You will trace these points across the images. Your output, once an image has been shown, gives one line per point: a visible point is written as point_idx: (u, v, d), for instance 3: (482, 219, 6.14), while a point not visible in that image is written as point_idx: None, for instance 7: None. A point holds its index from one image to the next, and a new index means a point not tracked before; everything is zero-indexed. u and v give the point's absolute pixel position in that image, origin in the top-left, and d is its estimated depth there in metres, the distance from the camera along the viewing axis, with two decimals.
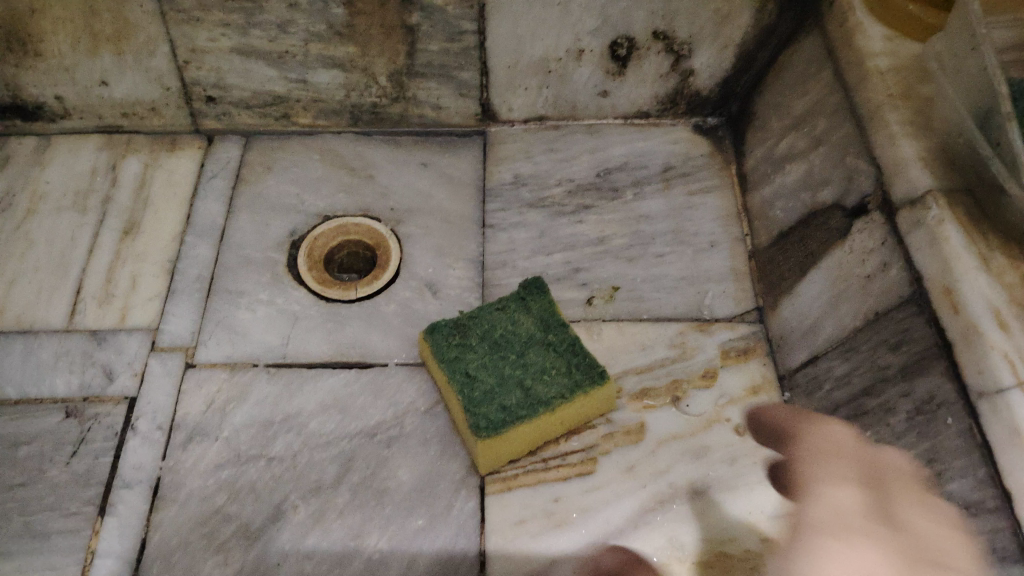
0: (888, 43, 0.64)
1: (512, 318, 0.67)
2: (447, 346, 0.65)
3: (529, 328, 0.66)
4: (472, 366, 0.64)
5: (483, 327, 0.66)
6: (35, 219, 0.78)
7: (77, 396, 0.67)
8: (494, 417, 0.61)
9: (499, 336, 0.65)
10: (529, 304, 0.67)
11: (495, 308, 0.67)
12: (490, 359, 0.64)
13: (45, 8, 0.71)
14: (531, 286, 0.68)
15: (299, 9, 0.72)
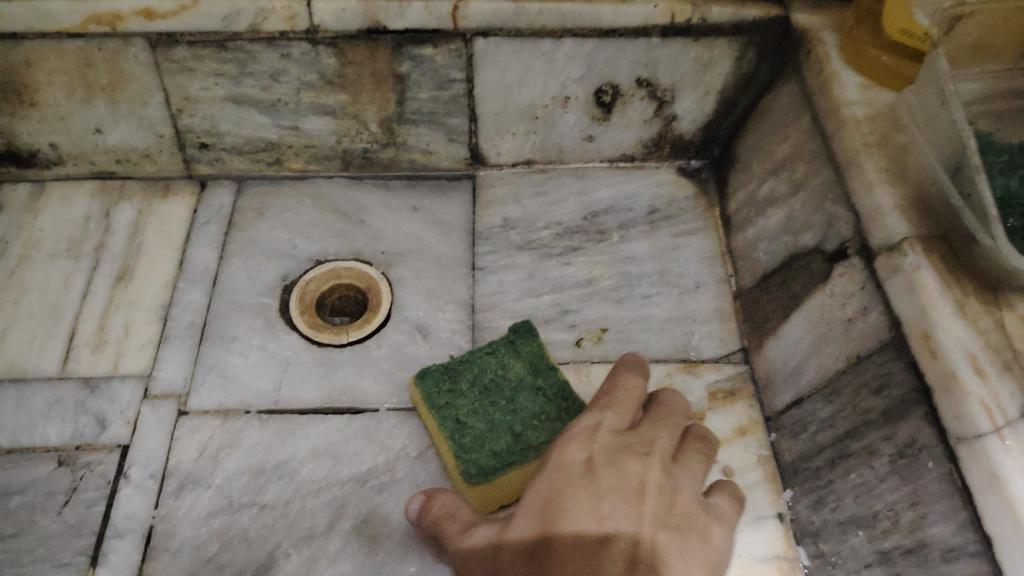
0: (863, 91, 0.67)
1: (502, 363, 0.68)
2: (437, 392, 0.66)
3: (520, 372, 0.67)
4: (462, 410, 0.65)
5: (474, 372, 0.67)
6: (28, 266, 0.79)
7: (70, 445, 0.68)
8: (484, 463, 0.62)
9: (489, 381, 0.67)
10: (519, 349, 0.68)
11: (484, 352, 0.68)
12: (481, 404, 0.65)
13: (41, 61, 0.72)
14: (522, 330, 0.69)
15: (291, 60, 0.73)
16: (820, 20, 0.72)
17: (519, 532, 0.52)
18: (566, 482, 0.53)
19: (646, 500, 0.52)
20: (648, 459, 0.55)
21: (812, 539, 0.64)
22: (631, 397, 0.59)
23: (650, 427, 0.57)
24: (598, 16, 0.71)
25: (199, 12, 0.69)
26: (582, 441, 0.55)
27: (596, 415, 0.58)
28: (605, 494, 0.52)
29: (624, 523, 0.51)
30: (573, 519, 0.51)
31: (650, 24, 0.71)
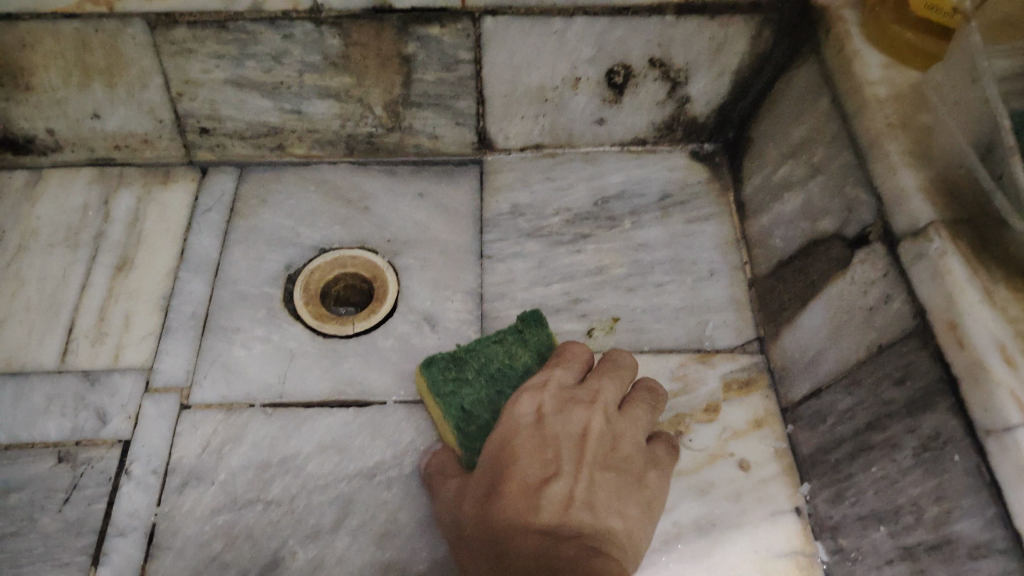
0: (886, 70, 0.63)
1: (511, 353, 0.65)
2: (442, 379, 0.62)
3: (529, 365, 0.64)
4: (472, 405, 0.62)
5: (481, 363, 0.64)
6: (26, 256, 0.77)
7: (71, 440, 0.66)
8: None
9: (496, 370, 0.64)
10: (528, 339, 0.66)
11: (492, 340, 0.65)
12: (490, 397, 0.63)
13: (35, 43, 0.69)
14: (530, 318, 0.66)
15: (293, 41, 0.71)
16: None
17: (477, 481, 0.58)
18: (513, 434, 0.58)
19: (582, 447, 0.59)
20: (590, 409, 0.60)
21: (830, 535, 0.62)
22: (582, 355, 0.64)
23: (595, 379, 0.63)
24: None
25: None
26: (533, 395, 0.60)
27: (547, 370, 0.62)
28: (545, 443, 0.58)
29: (560, 469, 0.57)
30: (516, 468, 0.57)
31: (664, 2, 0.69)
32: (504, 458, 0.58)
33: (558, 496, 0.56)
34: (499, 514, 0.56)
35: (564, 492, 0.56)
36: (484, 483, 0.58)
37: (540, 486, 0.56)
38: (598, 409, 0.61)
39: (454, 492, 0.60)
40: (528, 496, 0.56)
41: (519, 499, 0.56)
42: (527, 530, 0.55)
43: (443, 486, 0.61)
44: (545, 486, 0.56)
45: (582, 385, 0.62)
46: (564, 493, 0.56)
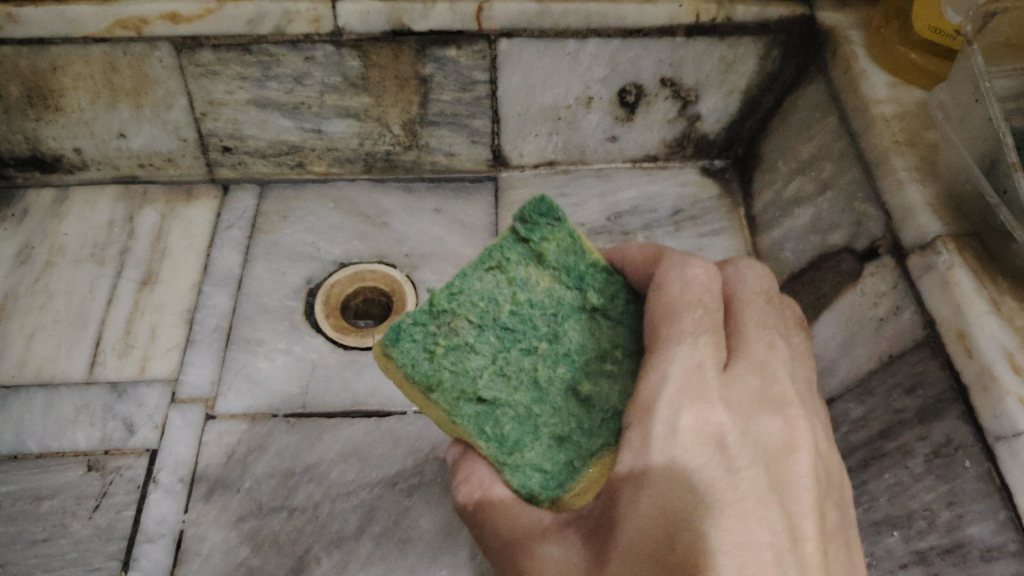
0: (891, 90, 0.66)
1: (518, 280, 0.53)
2: (428, 355, 0.50)
3: (553, 291, 0.53)
4: (484, 370, 0.51)
5: (479, 307, 0.52)
6: (53, 271, 0.79)
7: (99, 449, 0.68)
8: (527, 442, 0.50)
9: (502, 316, 0.52)
10: (544, 252, 0.53)
11: (483, 275, 0.53)
12: (500, 357, 0.51)
13: (66, 65, 0.72)
14: (537, 214, 0.53)
15: (314, 62, 0.73)
16: (845, 18, 0.71)
17: (605, 528, 0.42)
18: (687, 481, 0.41)
19: (789, 476, 0.42)
20: (779, 411, 0.45)
21: None
22: (713, 296, 0.47)
23: (750, 331, 0.48)
24: (623, 16, 0.70)
25: (223, 15, 0.69)
26: (689, 406, 0.43)
27: (688, 351, 0.45)
28: (746, 490, 0.41)
29: (785, 531, 0.40)
30: (712, 539, 0.39)
31: (675, 24, 0.70)
32: (677, 518, 0.40)
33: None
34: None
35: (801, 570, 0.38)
36: (637, 557, 0.39)
37: (768, 564, 0.38)
38: (789, 414, 0.45)
39: (564, 554, 0.43)
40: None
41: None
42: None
43: (535, 547, 0.44)
44: (773, 563, 0.38)
45: (739, 355, 0.47)
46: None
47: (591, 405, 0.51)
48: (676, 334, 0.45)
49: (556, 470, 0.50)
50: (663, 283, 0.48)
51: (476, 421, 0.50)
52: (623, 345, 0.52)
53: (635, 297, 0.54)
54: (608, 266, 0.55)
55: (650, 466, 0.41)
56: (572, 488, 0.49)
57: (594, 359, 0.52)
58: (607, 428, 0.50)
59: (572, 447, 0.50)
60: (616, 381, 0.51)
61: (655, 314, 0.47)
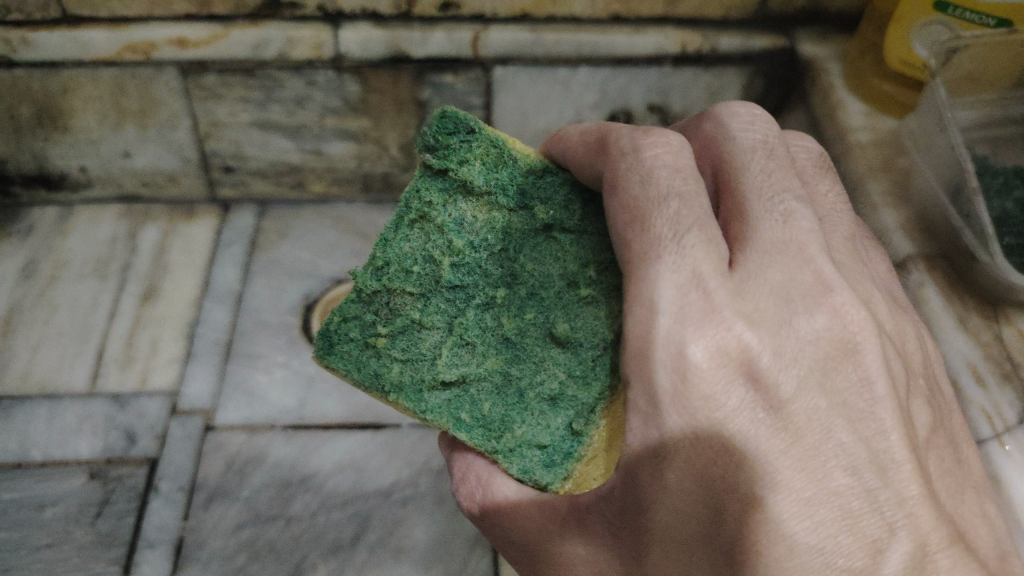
0: (868, 118, 0.70)
1: (451, 224, 0.48)
2: (376, 351, 0.48)
3: (492, 220, 0.48)
4: (441, 345, 0.48)
5: (415, 273, 0.48)
6: (57, 285, 0.81)
7: (101, 458, 0.69)
8: (516, 414, 0.47)
9: (444, 277, 0.48)
10: (469, 179, 0.48)
11: (410, 237, 0.49)
12: (455, 322, 0.48)
13: (76, 87, 0.75)
14: (443, 134, 0.48)
15: (316, 86, 0.76)
16: (823, 50, 0.74)
17: (628, 514, 0.39)
18: (724, 439, 0.36)
19: (849, 388, 0.38)
20: (824, 301, 0.39)
21: None
22: (680, 181, 0.40)
23: (756, 205, 0.41)
24: (613, 46, 0.73)
25: (230, 40, 0.71)
26: (694, 334, 0.37)
27: (675, 265, 0.38)
28: (802, 428, 0.36)
29: (868, 466, 0.36)
30: (775, 507, 0.35)
31: (663, 54, 0.74)
32: (721, 493, 0.36)
33: (894, 534, 0.36)
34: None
35: (898, 503, 0.36)
36: (687, 547, 0.37)
37: (855, 514, 0.36)
38: (835, 304, 0.39)
39: (592, 551, 0.40)
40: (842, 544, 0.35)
41: (812, 557, 0.35)
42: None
43: (556, 548, 0.42)
44: (864, 510, 0.36)
45: (748, 242, 0.40)
46: (905, 513, 0.36)
47: (573, 346, 0.47)
48: (651, 246, 0.39)
49: (559, 441, 0.47)
50: (620, 182, 0.42)
51: (450, 409, 0.47)
52: (592, 259, 0.48)
53: (590, 197, 0.49)
54: (548, 167, 0.50)
55: (670, 431, 0.37)
56: (582, 458, 0.47)
57: (564, 288, 0.48)
58: (598, 365, 0.47)
59: (567, 404, 0.47)
60: (596, 306, 0.47)
61: (625, 220, 0.41)
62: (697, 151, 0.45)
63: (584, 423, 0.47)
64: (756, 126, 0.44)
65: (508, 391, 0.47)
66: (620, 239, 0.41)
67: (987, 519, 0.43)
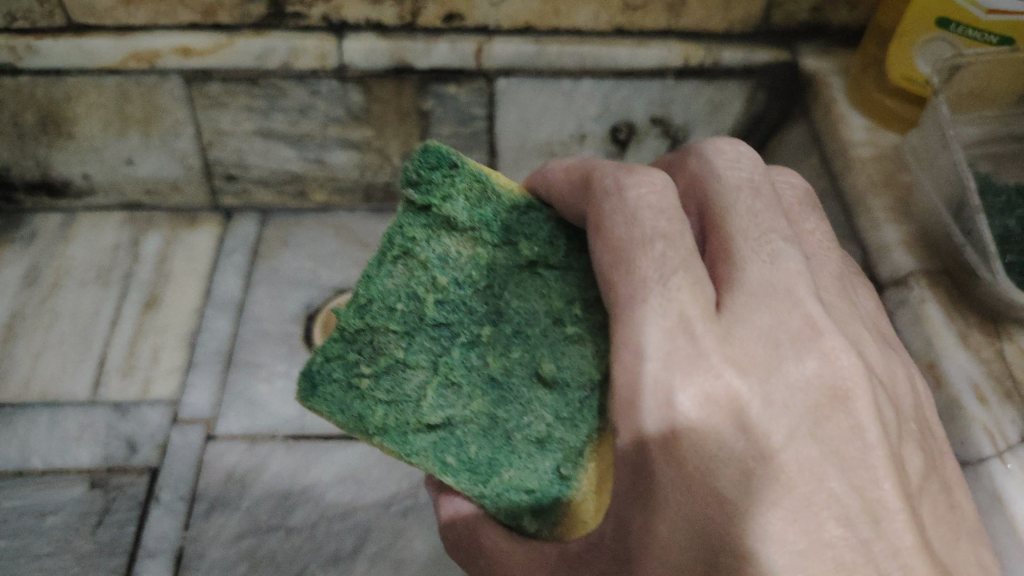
0: (869, 134, 0.70)
1: (434, 261, 0.48)
2: (360, 391, 0.49)
3: (476, 256, 0.48)
4: (425, 387, 0.48)
5: (399, 311, 0.49)
6: (60, 292, 0.81)
7: (102, 467, 0.69)
8: (502, 459, 0.47)
9: (427, 316, 0.48)
10: (451, 214, 0.48)
11: (393, 275, 0.49)
12: (439, 364, 0.48)
13: (80, 95, 0.75)
14: (425, 169, 0.48)
15: (319, 96, 0.76)
16: (826, 64, 0.74)
17: (620, 556, 0.39)
18: (715, 492, 0.35)
19: (841, 436, 0.37)
20: (814, 346, 0.38)
21: None
22: (665, 220, 0.39)
23: (744, 247, 0.40)
24: (615, 59, 0.73)
25: (233, 49, 0.71)
26: (682, 382, 0.36)
27: (661, 308, 0.37)
28: (795, 478, 0.35)
29: (861, 516, 0.35)
30: (767, 562, 0.34)
31: (666, 66, 0.74)
32: (714, 544, 0.35)
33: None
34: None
35: (894, 558, 0.34)
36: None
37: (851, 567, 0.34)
38: (824, 348, 0.38)
39: None
40: None
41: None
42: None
43: None
44: (860, 562, 0.34)
45: (735, 286, 0.39)
46: (902, 567, 0.34)
47: (561, 387, 0.46)
48: (636, 289, 0.38)
49: (547, 486, 0.46)
50: (603, 223, 0.41)
51: (435, 452, 0.47)
52: (579, 296, 0.47)
53: (576, 234, 0.48)
54: (533, 201, 0.50)
55: (661, 480, 0.36)
56: (571, 503, 0.46)
57: (550, 326, 0.47)
58: (588, 409, 0.46)
59: (555, 448, 0.46)
60: (585, 345, 0.46)
61: (608, 261, 0.40)
62: (684, 190, 0.44)
63: (572, 467, 0.46)
64: (743, 162, 0.43)
65: (494, 433, 0.47)
66: (607, 280, 0.40)
67: (983, 564, 0.42)
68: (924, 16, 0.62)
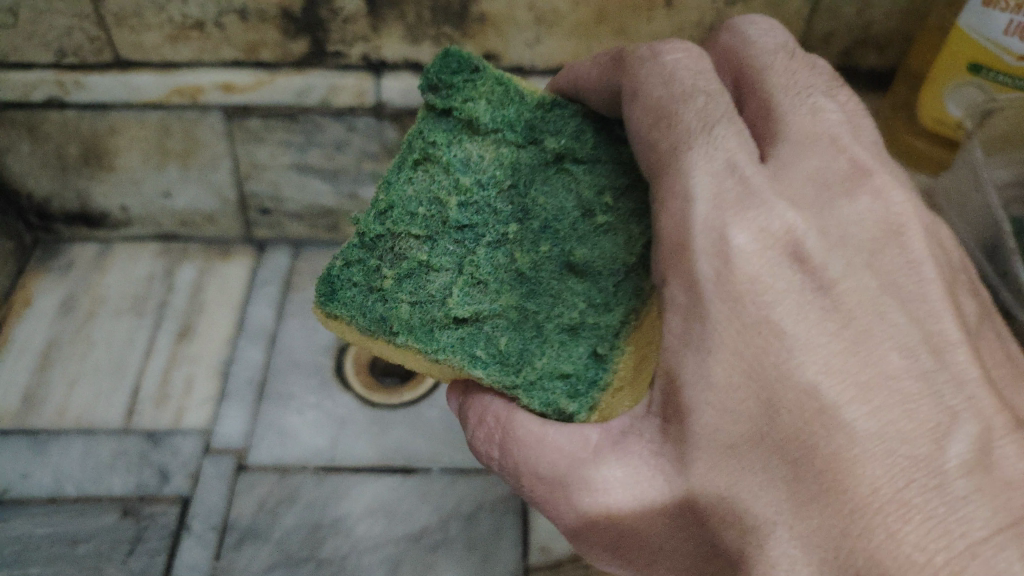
0: None
1: (456, 161, 0.48)
2: (380, 295, 0.47)
3: (501, 155, 0.48)
4: (451, 285, 0.46)
5: (420, 215, 0.48)
6: (95, 321, 0.82)
7: (134, 495, 0.70)
8: (534, 352, 0.46)
9: (452, 215, 0.47)
10: (474, 115, 0.49)
11: (414, 178, 0.49)
12: (465, 260, 0.47)
13: (123, 128, 0.77)
14: (447, 72, 0.49)
15: (356, 132, 0.78)
16: None
17: (671, 428, 0.37)
18: (771, 323, 0.35)
19: (895, 270, 0.36)
20: (862, 186, 0.38)
21: None
22: (703, 80, 0.41)
23: (785, 100, 0.41)
24: None
25: (274, 86, 0.73)
26: (736, 220, 0.36)
27: (707, 157, 0.38)
28: (854, 310, 0.34)
29: (922, 346, 0.34)
30: (828, 392, 0.33)
31: None
32: (772, 382, 0.34)
33: (958, 418, 0.32)
34: (828, 501, 0.32)
35: (959, 389, 0.33)
36: (738, 451, 0.35)
37: (915, 397, 0.33)
38: (874, 186, 0.38)
39: (633, 471, 0.38)
40: (907, 432, 0.32)
41: (872, 444, 0.32)
42: (939, 504, 0.31)
43: (592, 472, 0.39)
44: (923, 394, 0.33)
45: (780, 136, 0.40)
46: (966, 398, 0.33)
47: (592, 275, 0.47)
48: (683, 142, 0.39)
49: (583, 371, 0.46)
50: (641, 88, 0.43)
51: (463, 347, 0.46)
52: (609, 186, 0.48)
53: (602, 124, 0.50)
54: (557, 100, 0.51)
55: (715, 320, 0.36)
56: (608, 387, 0.46)
57: (580, 218, 0.47)
58: (619, 291, 0.47)
59: (588, 334, 0.46)
60: (615, 233, 0.47)
61: (648, 124, 0.41)
62: (717, 60, 0.46)
63: (608, 348, 0.46)
64: (774, 32, 0.44)
65: (526, 325, 0.46)
66: (647, 143, 0.41)
67: None
68: (956, 58, 0.63)
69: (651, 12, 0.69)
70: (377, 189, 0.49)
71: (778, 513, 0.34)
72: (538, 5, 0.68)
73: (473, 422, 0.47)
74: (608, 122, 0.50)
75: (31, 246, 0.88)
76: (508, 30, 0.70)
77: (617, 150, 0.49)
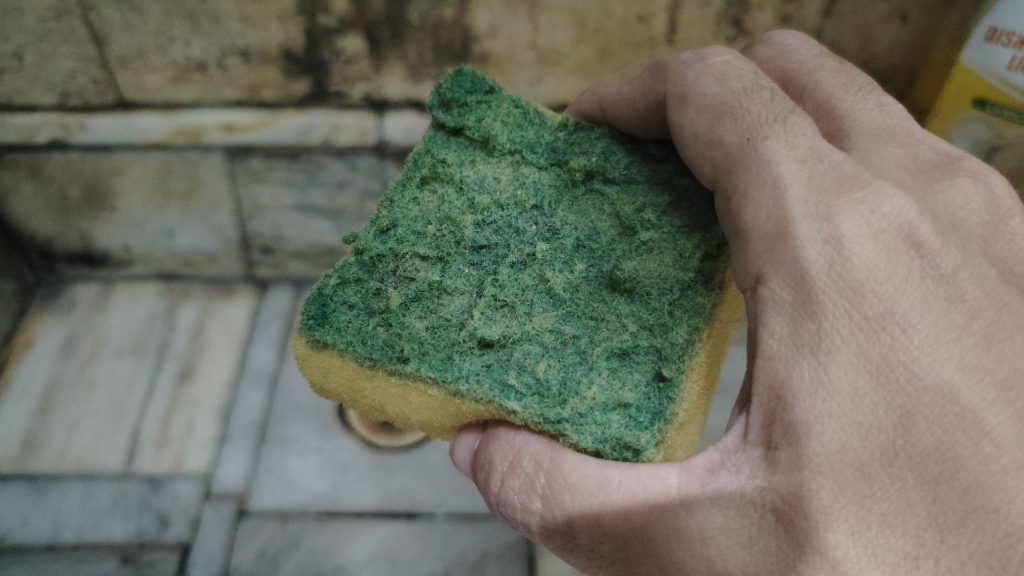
0: None
1: (471, 180, 0.47)
2: (375, 324, 0.43)
3: (520, 173, 0.48)
4: (469, 308, 0.42)
5: (430, 235, 0.45)
6: (96, 363, 0.81)
7: (134, 542, 0.69)
8: (583, 381, 0.40)
9: (469, 235, 0.45)
10: (491, 134, 0.49)
11: (418, 199, 0.47)
12: (487, 282, 0.43)
13: (125, 169, 0.77)
14: (459, 90, 0.50)
15: (358, 171, 0.78)
16: None
17: (775, 455, 0.34)
18: (895, 316, 0.34)
19: (1010, 256, 0.38)
20: (957, 170, 0.40)
21: None
22: (761, 78, 0.43)
23: (850, 102, 0.43)
24: None
25: (277, 125, 0.73)
26: (842, 204, 0.36)
27: (789, 146, 0.39)
28: (976, 302, 0.34)
29: None
30: (968, 399, 0.33)
31: None
32: (905, 382, 0.33)
33: None
34: (978, 524, 0.31)
35: None
36: (867, 472, 0.32)
37: None
38: (967, 168, 0.40)
39: (733, 519, 0.34)
40: None
41: (1018, 453, 0.32)
42: None
43: (681, 521, 0.35)
44: None
45: (855, 131, 0.42)
46: None
47: (641, 295, 0.43)
48: (757, 132, 0.40)
49: (644, 400, 0.40)
50: (693, 90, 0.44)
51: (489, 376, 0.40)
52: (649, 204, 0.46)
53: (631, 140, 0.50)
54: (581, 123, 0.50)
55: (831, 315, 0.34)
56: (674, 421, 0.40)
57: (619, 235, 0.45)
58: (673, 309, 0.42)
59: (640, 360, 0.41)
60: (660, 252, 0.44)
61: (706, 121, 0.42)
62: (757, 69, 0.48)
63: (676, 371, 0.40)
64: (810, 42, 0.48)
65: (565, 351, 0.41)
66: (708, 141, 0.42)
67: None
68: (960, 95, 0.62)
69: (654, 49, 0.68)
70: (379, 208, 0.47)
71: (918, 545, 0.31)
72: (541, 45, 0.68)
73: (501, 471, 0.40)
74: (639, 142, 0.50)
75: (33, 286, 0.87)
76: (510, 69, 0.70)
77: (652, 169, 0.48)
